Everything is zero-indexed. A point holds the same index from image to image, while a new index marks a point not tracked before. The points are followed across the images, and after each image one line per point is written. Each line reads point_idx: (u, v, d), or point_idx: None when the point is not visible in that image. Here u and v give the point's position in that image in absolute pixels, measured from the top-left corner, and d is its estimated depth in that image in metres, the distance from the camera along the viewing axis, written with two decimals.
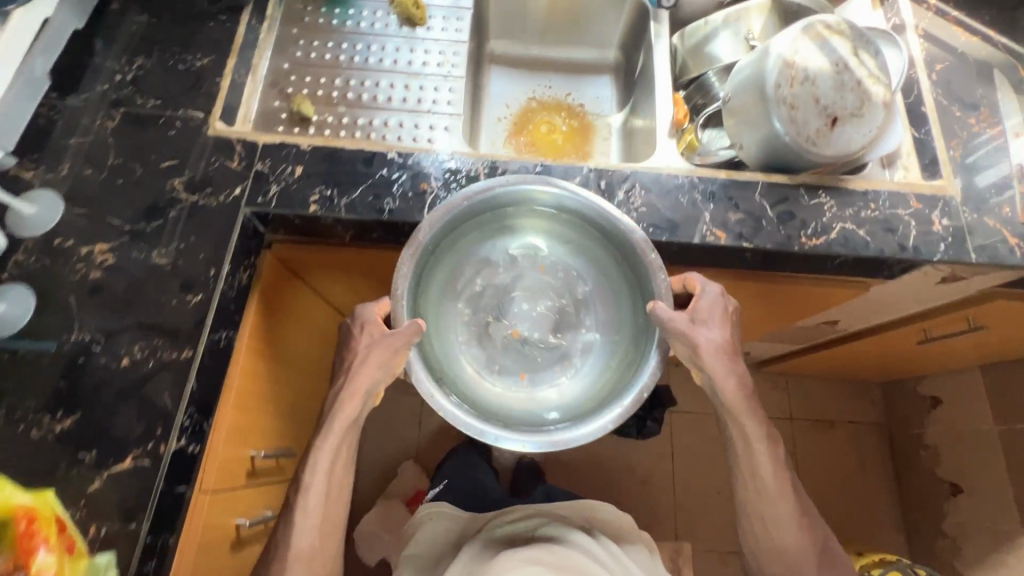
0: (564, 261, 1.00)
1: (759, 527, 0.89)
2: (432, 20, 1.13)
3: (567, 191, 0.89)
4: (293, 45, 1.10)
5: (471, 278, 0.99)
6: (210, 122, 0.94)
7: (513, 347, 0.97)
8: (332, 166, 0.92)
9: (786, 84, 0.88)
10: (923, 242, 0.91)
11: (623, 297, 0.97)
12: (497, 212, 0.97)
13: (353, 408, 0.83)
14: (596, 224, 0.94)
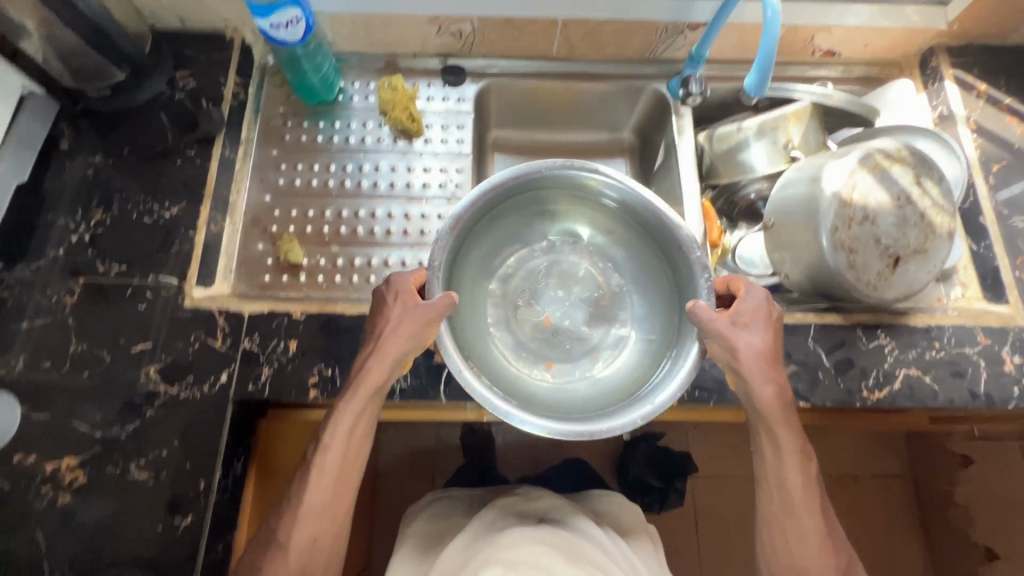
0: (603, 249, 0.92)
1: (787, 563, 0.73)
2: (429, 130, 1.00)
3: (613, 178, 0.81)
4: (274, 171, 0.97)
5: (507, 263, 0.92)
6: (185, 290, 0.82)
7: (546, 335, 0.89)
8: (331, 338, 0.80)
9: (843, 226, 0.78)
10: (995, 386, 0.82)
11: (662, 298, 0.87)
12: (537, 196, 0.88)
13: (373, 386, 0.71)
14: (640, 216, 0.85)
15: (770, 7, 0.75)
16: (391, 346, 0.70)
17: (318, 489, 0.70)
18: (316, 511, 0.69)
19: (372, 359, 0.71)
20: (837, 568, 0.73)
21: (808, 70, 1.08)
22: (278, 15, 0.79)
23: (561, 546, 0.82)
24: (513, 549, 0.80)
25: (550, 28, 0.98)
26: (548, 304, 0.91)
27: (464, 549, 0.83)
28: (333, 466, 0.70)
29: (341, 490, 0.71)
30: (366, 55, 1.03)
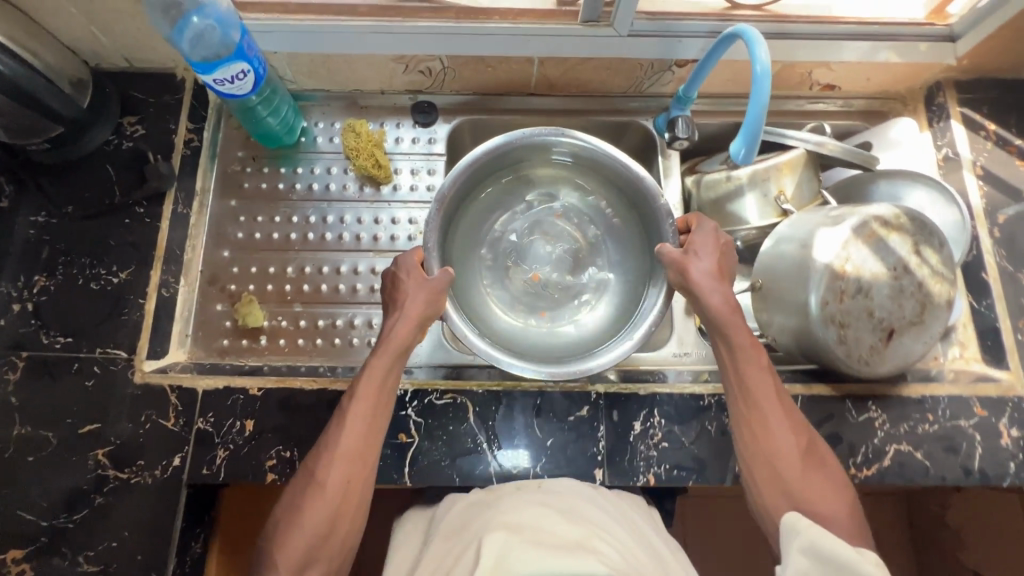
0: (574, 209, 0.96)
1: (757, 447, 0.68)
2: (399, 175, 0.94)
3: (580, 140, 0.83)
4: (233, 224, 0.91)
5: (494, 226, 0.96)
6: (135, 365, 0.77)
7: (538, 289, 0.94)
8: (289, 416, 0.76)
9: (835, 298, 0.72)
10: (990, 462, 0.78)
11: (636, 239, 0.91)
12: (513, 162, 0.90)
13: (399, 345, 0.71)
14: (609, 170, 0.87)
15: (760, 62, 0.68)
16: (414, 305, 0.73)
17: (349, 442, 0.67)
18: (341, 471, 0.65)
19: (400, 319, 0.72)
20: (824, 481, 0.66)
21: (805, 104, 1.01)
22: (221, 70, 0.71)
23: (564, 506, 0.65)
24: (514, 512, 0.63)
25: (526, 66, 0.90)
26: (535, 262, 0.95)
27: (463, 517, 0.68)
28: (359, 426, 0.67)
29: (359, 449, 0.67)
30: (330, 92, 0.96)
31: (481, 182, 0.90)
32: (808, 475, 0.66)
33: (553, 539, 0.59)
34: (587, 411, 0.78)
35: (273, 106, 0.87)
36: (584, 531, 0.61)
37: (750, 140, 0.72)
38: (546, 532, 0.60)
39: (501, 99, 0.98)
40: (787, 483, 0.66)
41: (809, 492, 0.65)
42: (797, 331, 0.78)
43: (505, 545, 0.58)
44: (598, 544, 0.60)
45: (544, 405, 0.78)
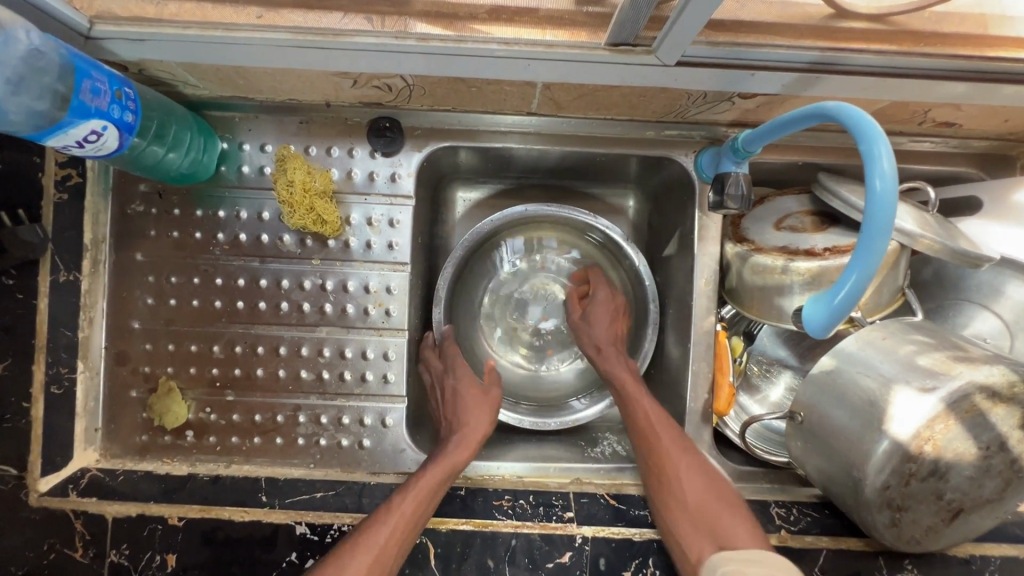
0: (556, 256, 0.91)
1: (663, 475, 0.67)
2: (352, 226, 0.72)
3: (522, 211, 0.81)
4: (140, 285, 0.72)
5: (488, 311, 0.90)
6: (29, 484, 0.64)
7: (540, 344, 0.90)
8: (218, 551, 0.64)
9: (899, 480, 0.56)
10: None
11: (601, 260, 0.89)
12: (478, 248, 0.86)
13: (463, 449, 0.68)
14: (548, 218, 0.85)
15: (881, 177, 0.44)
16: (483, 418, 0.72)
17: (415, 496, 0.62)
18: (385, 537, 0.59)
19: (458, 443, 0.68)
20: (721, 496, 0.64)
21: (903, 141, 0.74)
22: (59, 137, 0.48)
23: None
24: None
25: (526, 89, 0.64)
26: (535, 316, 0.90)
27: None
28: (427, 486, 0.63)
29: (407, 526, 0.60)
30: (258, 102, 0.70)
31: (462, 270, 0.84)
32: (704, 489, 0.65)
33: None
34: (569, 558, 0.66)
35: (172, 139, 0.64)
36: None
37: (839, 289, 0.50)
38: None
39: (492, 118, 0.72)
40: (689, 508, 0.63)
41: (705, 514, 0.63)
42: (837, 491, 0.63)
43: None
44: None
45: (519, 549, 0.66)
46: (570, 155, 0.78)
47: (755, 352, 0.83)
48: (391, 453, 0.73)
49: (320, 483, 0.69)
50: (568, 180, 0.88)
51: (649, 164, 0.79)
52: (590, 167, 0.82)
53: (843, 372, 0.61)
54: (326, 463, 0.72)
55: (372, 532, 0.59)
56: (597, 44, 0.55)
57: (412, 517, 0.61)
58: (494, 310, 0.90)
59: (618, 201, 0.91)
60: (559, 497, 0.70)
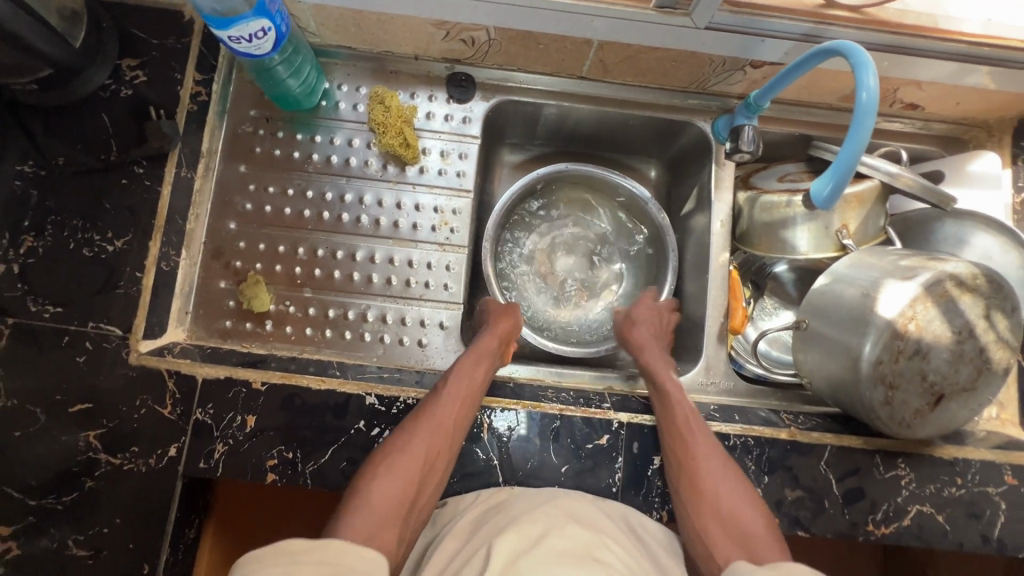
0: (588, 215, 1.03)
1: (686, 453, 0.70)
2: (426, 157, 0.86)
3: (561, 167, 0.95)
4: (242, 193, 0.83)
5: (524, 255, 1.01)
6: (131, 344, 0.72)
7: (569, 292, 1.01)
8: (294, 416, 0.72)
9: (889, 360, 0.67)
10: (1011, 533, 0.76)
11: (627, 221, 1.02)
12: (523, 196, 0.99)
13: (461, 400, 0.71)
14: (585, 178, 0.99)
15: (868, 89, 0.59)
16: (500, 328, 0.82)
17: (457, 390, 0.71)
18: (405, 479, 0.63)
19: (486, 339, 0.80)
20: (743, 496, 0.67)
21: (878, 121, 0.91)
22: (239, 27, 0.61)
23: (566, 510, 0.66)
24: (523, 514, 0.63)
25: (583, 48, 0.80)
26: (566, 265, 1.02)
27: (472, 518, 0.65)
28: (464, 386, 0.72)
29: (454, 423, 0.69)
30: (358, 51, 0.85)
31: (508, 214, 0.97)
32: (735, 500, 0.67)
33: (562, 543, 0.59)
34: (606, 440, 0.74)
35: (295, 66, 0.77)
36: (590, 539, 0.61)
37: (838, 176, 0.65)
38: (556, 535, 0.60)
39: (547, 79, 0.88)
40: (716, 507, 0.66)
41: (731, 517, 0.65)
42: (839, 384, 0.73)
43: (515, 551, 0.57)
44: (605, 553, 0.60)
45: (562, 430, 0.74)
46: (607, 118, 0.93)
47: (761, 299, 0.95)
48: (446, 353, 0.82)
49: (385, 370, 0.78)
50: (602, 149, 1.03)
51: (672, 131, 0.94)
52: (621, 133, 0.97)
53: (838, 283, 0.74)
54: (387, 358, 0.81)
55: (388, 475, 0.63)
56: (645, 7, 0.71)
57: (428, 455, 0.66)
58: (529, 254, 1.01)
59: (643, 171, 1.05)
60: (596, 394, 0.79)
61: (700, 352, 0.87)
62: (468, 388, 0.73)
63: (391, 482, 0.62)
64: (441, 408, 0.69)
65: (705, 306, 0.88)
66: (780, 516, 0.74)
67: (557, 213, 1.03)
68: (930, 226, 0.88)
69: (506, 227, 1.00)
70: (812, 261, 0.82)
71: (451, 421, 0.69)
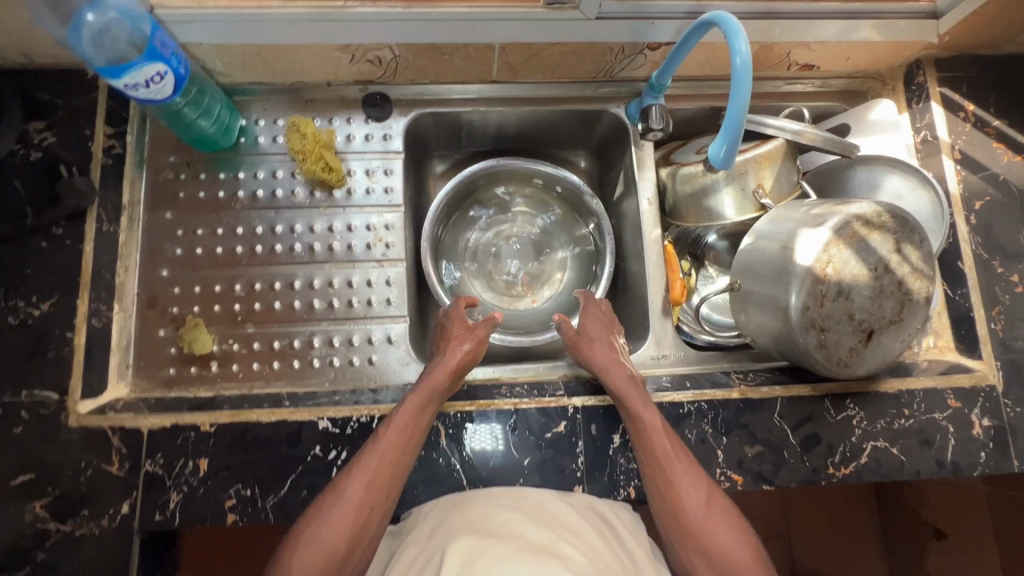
0: (526, 207, 1.06)
1: (657, 471, 0.70)
2: (352, 178, 0.87)
3: (489, 163, 0.97)
4: (170, 238, 0.83)
5: (467, 252, 1.04)
6: (69, 406, 0.70)
7: (515, 283, 1.04)
8: (248, 452, 0.71)
9: (816, 305, 0.70)
10: (963, 454, 0.79)
11: (563, 209, 1.05)
12: (460, 194, 1.02)
13: (398, 444, 0.68)
14: (516, 172, 1.01)
15: (740, 54, 0.62)
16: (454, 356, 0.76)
17: (390, 437, 0.68)
18: (331, 542, 0.62)
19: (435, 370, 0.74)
20: (717, 508, 0.69)
21: (781, 85, 0.96)
22: (132, 74, 0.61)
23: (528, 506, 0.69)
24: (487, 517, 0.66)
25: (487, 52, 0.82)
26: (509, 258, 1.04)
27: (436, 519, 0.68)
28: (399, 430, 0.69)
29: (388, 470, 0.67)
30: (271, 85, 0.86)
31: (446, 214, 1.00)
32: (714, 519, 0.68)
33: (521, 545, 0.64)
34: (564, 426, 0.75)
35: (204, 107, 0.78)
36: (549, 535, 0.66)
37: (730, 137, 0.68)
38: (516, 538, 0.65)
39: (462, 87, 0.91)
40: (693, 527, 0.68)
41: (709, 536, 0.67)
42: (777, 335, 0.76)
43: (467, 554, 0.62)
44: (564, 548, 0.65)
45: (519, 423, 0.75)
46: (527, 118, 0.96)
47: (702, 269, 0.98)
48: (397, 366, 0.82)
49: (338, 392, 0.77)
50: (530, 147, 1.05)
51: (590, 121, 0.97)
52: (545, 130, 1.00)
53: (761, 240, 0.77)
54: (340, 380, 0.81)
55: (314, 537, 0.62)
56: (535, 5, 0.74)
57: (357, 512, 0.64)
58: (472, 251, 1.04)
59: (573, 163, 1.08)
60: (551, 383, 0.80)
61: (648, 327, 0.89)
62: (410, 426, 0.69)
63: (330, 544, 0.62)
64: (380, 456, 0.67)
65: (646, 283, 0.91)
66: (743, 474, 0.76)
67: (495, 208, 1.06)
68: (843, 174, 0.91)
69: (446, 228, 1.03)
70: (737, 223, 0.85)
71: (383, 470, 0.67)
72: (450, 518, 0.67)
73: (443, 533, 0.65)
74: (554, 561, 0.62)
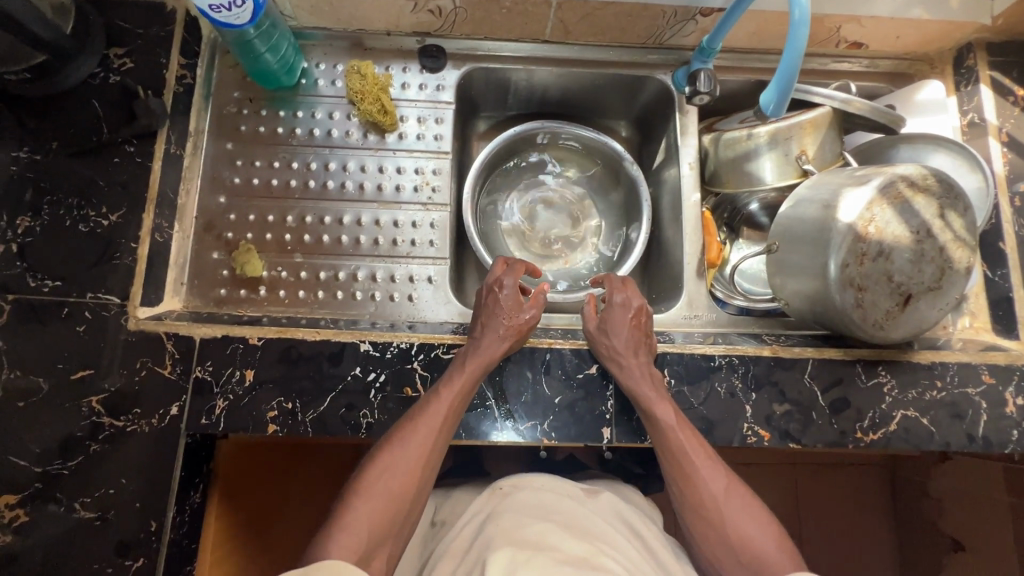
0: (566, 173, 1.08)
1: (675, 458, 0.70)
2: (404, 124, 0.90)
3: (536, 125, 1.00)
4: (230, 169, 0.87)
5: (505, 212, 1.06)
6: (129, 311, 0.74)
7: (549, 246, 1.05)
8: (290, 368, 0.74)
9: (855, 263, 0.71)
10: (994, 431, 0.79)
11: (603, 178, 1.07)
12: (504, 154, 1.04)
13: (447, 412, 0.68)
14: (560, 136, 1.04)
15: (800, 7, 0.63)
16: (508, 324, 0.74)
17: (443, 403, 0.68)
18: (386, 500, 0.64)
19: (490, 338, 0.73)
20: (739, 498, 0.69)
21: (829, 62, 0.96)
22: None
23: (564, 518, 0.70)
24: (522, 526, 0.66)
25: (544, 9, 0.85)
26: (546, 221, 1.06)
27: (472, 527, 0.70)
28: (452, 400, 0.69)
29: (439, 437, 0.68)
30: (333, 31, 0.90)
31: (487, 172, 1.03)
32: (736, 507, 0.68)
33: (562, 558, 0.63)
34: (596, 369, 0.77)
35: (272, 43, 0.82)
36: (589, 548, 0.66)
37: (781, 89, 0.70)
38: (555, 550, 0.64)
39: (514, 45, 0.94)
40: (716, 514, 0.68)
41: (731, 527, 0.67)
42: (811, 296, 0.77)
43: (515, 560, 0.61)
44: (602, 560, 0.65)
45: (552, 363, 0.77)
46: (574, 82, 0.99)
47: (736, 240, 0.99)
48: (436, 304, 0.85)
49: (378, 323, 0.80)
50: (573, 113, 1.08)
51: (635, 88, 0.99)
52: (590, 96, 1.03)
53: (800, 202, 0.78)
54: (380, 313, 0.84)
55: (369, 498, 0.64)
56: None
57: (410, 475, 0.66)
58: (510, 211, 1.06)
59: (613, 133, 1.10)
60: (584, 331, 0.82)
61: (680, 288, 0.90)
62: (444, 418, 0.68)
63: (368, 526, 0.62)
64: (414, 445, 0.66)
65: (681, 245, 0.92)
66: (770, 431, 0.77)
67: (535, 172, 1.08)
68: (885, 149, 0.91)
69: (486, 186, 1.05)
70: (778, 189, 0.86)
71: (436, 433, 0.67)
72: (489, 518, 0.70)
73: (484, 533, 0.67)
74: (594, 572, 0.61)
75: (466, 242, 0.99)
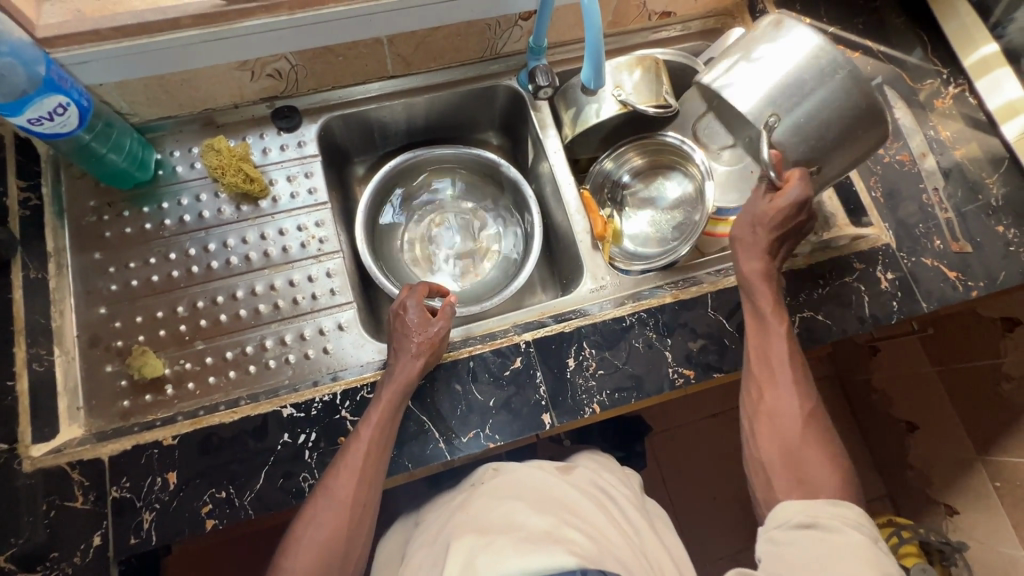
0: (452, 193, 1.12)
1: (757, 387, 0.75)
2: (275, 186, 0.91)
3: (407, 156, 1.03)
4: (103, 278, 0.83)
5: (404, 244, 1.08)
6: (20, 452, 0.69)
7: (456, 264, 1.08)
8: (214, 457, 0.71)
9: (845, 83, 0.73)
10: (878, 307, 0.87)
11: (489, 187, 1.11)
12: (387, 191, 1.06)
13: (369, 447, 0.68)
14: (434, 161, 1.07)
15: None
16: (415, 342, 0.75)
17: (361, 438, 0.69)
18: (323, 548, 0.64)
19: (399, 363, 0.74)
20: (816, 444, 0.71)
21: (648, 35, 1.07)
22: (34, 107, 0.67)
23: (534, 497, 0.70)
24: (486, 514, 0.67)
25: (377, 47, 0.89)
26: (445, 242, 1.09)
27: (439, 537, 0.69)
28: (370, 435, 0.69)
29: (370, 474, 0.68)
30: (180, 117, 0.90)
31: (374, 212, 1.04)
32: (809, 444, 0.71)
33: (526, 533, 0.62)
34: (520, 361, 0.79)
35: (113, 142, 0.81)
36: (552, 521, 0.64)
37: (596, 59, 0.78)
38: (520, 528, 0.63)
39: (364, 87, 0.97)
40: (789, 450, 0.71)
41: (801, 447, 0.70)
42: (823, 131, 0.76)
43: (473, 550, 0.60)
44: (566, 532, 0.63)
45: (477, 368, 0.78)
46: (433, 107, 1.03)
47: (624, 210, 1.05)
48: (353, 348, 0.84)
49: (298, 385, 0.79)
50: (443, 136, 1.12)
51: (490, 97, 1.05)
52: (453, 115, 1.07)
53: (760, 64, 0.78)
54: (299, 373, 0.82)
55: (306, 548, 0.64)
56: None
57: (347, 519, 0.66)
58: (409, 243, 1.08)
59: (486, 145, 1.15)
60: (503, 330, 0.85)
61: (581, 265, 0.94)
62: (366, 456, 0.68)
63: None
64: (339, 489, 0.66)
65: (570, 227, 0.97)
66: (693, 368, 0.81)
67: (421, 199, 1.11)
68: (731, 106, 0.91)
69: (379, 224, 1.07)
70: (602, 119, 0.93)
71: (361, 471, 0.67)
72: (457, 519, 0.69)
73: (450, 536, 0.66)
74: (558, 543, 0.60)
75: (372, 282, 1.00)
